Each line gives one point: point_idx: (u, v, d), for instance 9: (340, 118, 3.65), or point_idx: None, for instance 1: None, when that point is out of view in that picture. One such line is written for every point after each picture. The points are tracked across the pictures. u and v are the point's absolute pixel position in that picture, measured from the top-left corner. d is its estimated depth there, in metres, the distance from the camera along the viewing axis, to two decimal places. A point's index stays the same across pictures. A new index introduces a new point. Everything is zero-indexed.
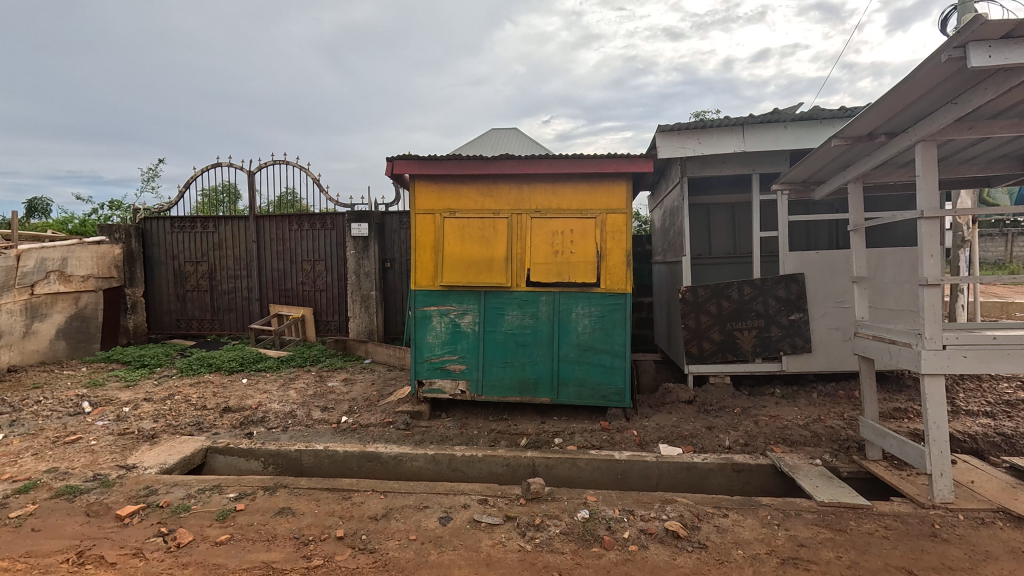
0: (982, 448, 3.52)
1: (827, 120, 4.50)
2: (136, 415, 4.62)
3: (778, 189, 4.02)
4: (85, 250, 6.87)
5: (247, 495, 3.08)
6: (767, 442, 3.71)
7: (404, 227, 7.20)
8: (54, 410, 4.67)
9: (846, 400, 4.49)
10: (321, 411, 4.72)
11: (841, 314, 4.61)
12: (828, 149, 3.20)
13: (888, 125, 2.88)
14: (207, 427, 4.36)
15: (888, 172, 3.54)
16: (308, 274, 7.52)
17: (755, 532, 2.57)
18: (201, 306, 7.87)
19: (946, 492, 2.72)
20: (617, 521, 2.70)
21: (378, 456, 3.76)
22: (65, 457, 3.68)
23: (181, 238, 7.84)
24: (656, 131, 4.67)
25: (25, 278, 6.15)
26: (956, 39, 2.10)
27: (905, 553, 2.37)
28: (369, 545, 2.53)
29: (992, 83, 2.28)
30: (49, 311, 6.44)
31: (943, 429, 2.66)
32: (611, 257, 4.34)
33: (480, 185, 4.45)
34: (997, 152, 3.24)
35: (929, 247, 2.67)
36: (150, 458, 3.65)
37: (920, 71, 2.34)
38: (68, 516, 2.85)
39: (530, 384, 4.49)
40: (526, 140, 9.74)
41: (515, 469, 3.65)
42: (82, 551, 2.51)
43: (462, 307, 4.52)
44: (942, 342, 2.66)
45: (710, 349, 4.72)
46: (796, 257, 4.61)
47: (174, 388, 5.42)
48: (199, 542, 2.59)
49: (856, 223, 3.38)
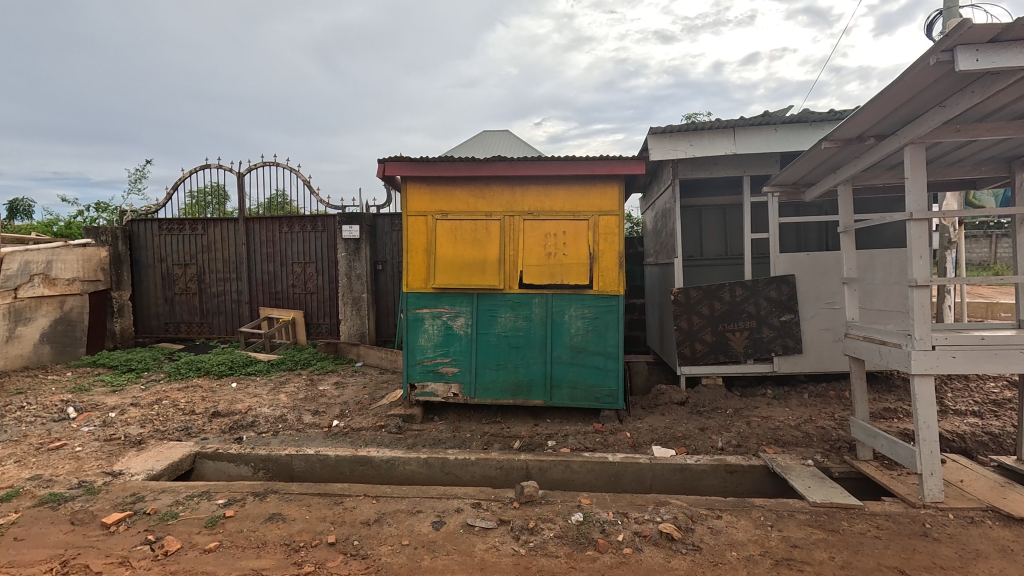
0: (970, 447, 3.56)
1: (817, 122, 4.55)
2: (123, 420, 4.54)
3: (769, 190, 4.04)
4: (70, 253, 6.78)
5: (237, 501, 3.03)
6: (760, 444, 3.72)
7: (396, 228, 7.15)
8: (39, 416, 4.60)
9: (837, 400, 4.52)
10: (313, 414, 4.67)
11: (832, 315, 4.65)
12: (819, 151, 3.22)
13: (877, 128, 2.91)
14: (196, 432, 4.28)
15: (877, 174, 3.57)
16: (299, 276, 7.46)
17: (749, 534, 2.58)
18: (190, 309, 7.79)
19: (936, 492, 2.74)
20: (611, 524, 2.69)
21: (370, 460, 3.73)
22: (48, 464, 3.60)
23: (169, 240, 7.75)
24: (648, 132, 4.69)
25: (8, 281, 5.98)
26: (944, 43, 2.13)
27: (897, 553, 2.38)
28: (361, 551, 2.50)
29: (980, 86, 2.31)
30: (33, 314, 6.28)
31: (933, 429, 2.68)
32: (604, 258, 4.35)
33: (473, 187, 4.43)
34: (986, 154, 3.27)
35: (918, 249, 2.70)
36: (138, 464, 3.59)
37: (909, 73, 2.35)
38: (52, 526, 2.79)
39: (524, 386, 4.48)
40: (518, 143, 9.70)
41: (509, 472, 3.64)
42: (67, 560, 2.45)
43: (455, 309, 4.49)
44: (931, 343, 2.68)
45: (702, 349, 4.75)
46: (787, 259, 4.65)
47: (162, 393, 5.34)
48: (188, 549, 2.54)
49: (846, 224, 3.40)
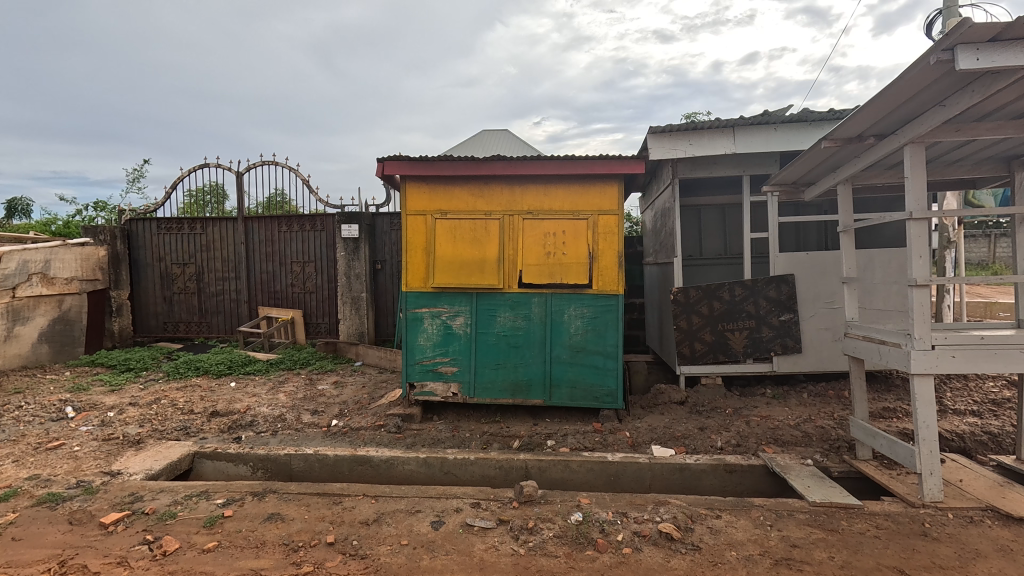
0: (970, 447, 3.56)
1: (817, 122, 4.55)
2: (122, 420, 4.53)
3: (769, 190, 4.04)
4: (69, 252, 6.76)
5: (236, 501, 3.02)
6: (759, 443, 3.72)
7: (395, 228, 7.15)
8: (37, 415, 4.58)
9: (836, 399, 4.52)
10: (312, 414, 4.67)
11: (832, 314, 4.65)
12: (818, 150, 3.22)
13: (877, 127, 2.91)
14: (195, 431, 4.28)
15: (877, 173, 3.57)
16: (298, 275, 7.45)
17: (748, 533, 2.57)
18: (189, 308, 7.77)
19: (935, 491, 2.74)
20: (611, 523, 2.68)
21: (369, 459, 3.72)
22: (47, 463, 3.59)
23: (168, 239, 7.74)
24: (647, 132, 4.69)
25: (6, 280, 5.97)
26: (944, 42, 2.13)
27: (896, 553, 2.38)
28: (360, 551, 2.49)
29: (980, 85, 2.30)
30: (31, 314, 6.27)
31: (932, 429, 2.68)
32: (604, 258, 4.34)
33: (472, 186, 4.43)
34: (985, 154, 3.27)
35: (917, 248, 2.70)
36: (136, 464, 3.58)
37: (909, 73, 2.35)
38: (50, 525, 2.78)
39: (523, 386, 4.48)
40: (517, 142, 9.69)
41: (508, 472, 3.63)
42: (65, 560, 2.45)
43: (454, 309, 4.48)
44: (931, 343, 2.68)
45: (701, 349, 4.74)
46: (786, 258, 4.65)
47: (161, 392, 5.33)
48: (187, 549, 2.54)
49: (845, 223, 3.40)
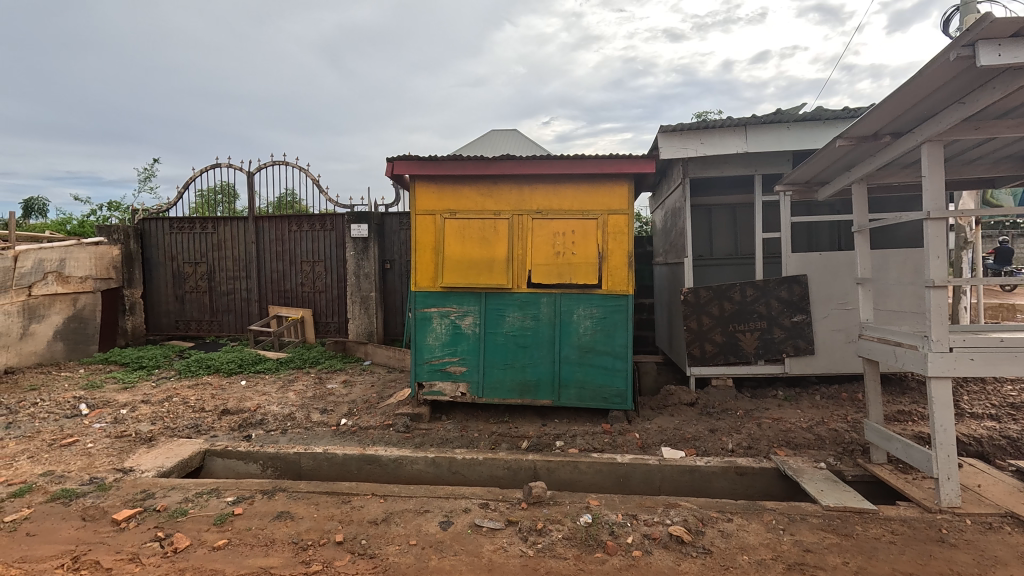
0: (988, 451, 3.49)
1: (831, 121, 4.48)
2: (134, 417, 4.58)
3: (780, 190, 4.00)
4: (83, 251, 6.84)
5: (246, 499, 3.04)
6: (771, 446, 3.68)
7: (404, 228, 7.18)
8: (52, 412, 4.65)
9: (850, 402, 4.45)
10: (321, 412, 4.69)
11: (845, 315, 4.58)
12: (832, 149, 3.17)
13: (893, 125, 2.86)
14: (206, 429, 4.32)
15: (892, 173, 3.52)
16: (308, 275, 7.49)
17: (760, 538, 2.53)
18: (200, 307, 7.85)
19: (953, 496, 2.68)
20: (620, 525, 2.66)
21: (378, 458, 3.73)
22: (61, 460, 3.64)
23: (180, 239, 7.81)
24: (658, 131, 4.65)
25: (22, 279, 6.08)
26: (964, 38, 2.08)
27: (912, 558, 2.33)
28: (369, 550, 2.49)
29: (1001, 82, 2.25)
30: (47, 312, 6.37)
31: (950, 433, 2.62)
32: (613, 258, 4.31)
33: (481, 186, 4.42)
34: (1003, 153, 3.21)
35: (935, 248, 2.64)
36: (148, 461, 3.62)
37: (928, 69, 2.30)
38: (63, 521, 2.81)
39: (532, 386, 4.46)
40: (526, 142, 9.67)
41: (517, 472, 3.62)
42: (78, 556, 2.47)
43: (463, 308, 4.47)
44: (949, 345, 2.62)
45: (712, 350, 4.69)
46: (799, 259, 4.59)
47: (172, 390, 5.38)
48: (197, 546, 2.55)
49: (860, 222, 3.34)
